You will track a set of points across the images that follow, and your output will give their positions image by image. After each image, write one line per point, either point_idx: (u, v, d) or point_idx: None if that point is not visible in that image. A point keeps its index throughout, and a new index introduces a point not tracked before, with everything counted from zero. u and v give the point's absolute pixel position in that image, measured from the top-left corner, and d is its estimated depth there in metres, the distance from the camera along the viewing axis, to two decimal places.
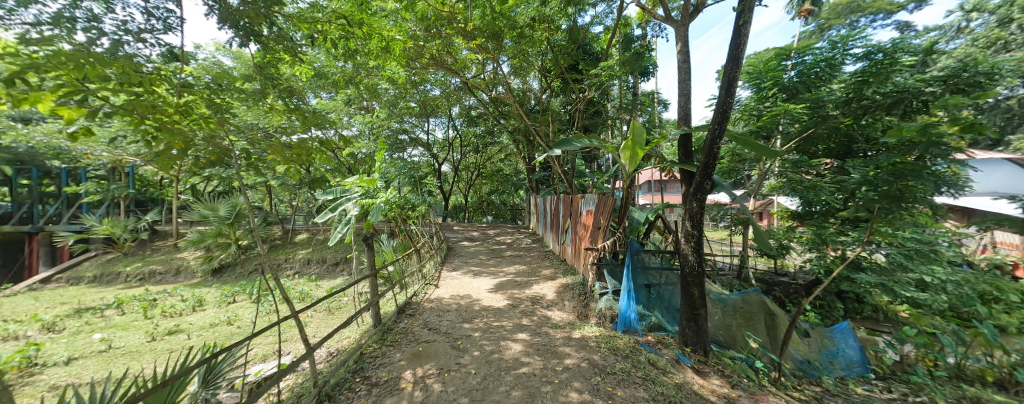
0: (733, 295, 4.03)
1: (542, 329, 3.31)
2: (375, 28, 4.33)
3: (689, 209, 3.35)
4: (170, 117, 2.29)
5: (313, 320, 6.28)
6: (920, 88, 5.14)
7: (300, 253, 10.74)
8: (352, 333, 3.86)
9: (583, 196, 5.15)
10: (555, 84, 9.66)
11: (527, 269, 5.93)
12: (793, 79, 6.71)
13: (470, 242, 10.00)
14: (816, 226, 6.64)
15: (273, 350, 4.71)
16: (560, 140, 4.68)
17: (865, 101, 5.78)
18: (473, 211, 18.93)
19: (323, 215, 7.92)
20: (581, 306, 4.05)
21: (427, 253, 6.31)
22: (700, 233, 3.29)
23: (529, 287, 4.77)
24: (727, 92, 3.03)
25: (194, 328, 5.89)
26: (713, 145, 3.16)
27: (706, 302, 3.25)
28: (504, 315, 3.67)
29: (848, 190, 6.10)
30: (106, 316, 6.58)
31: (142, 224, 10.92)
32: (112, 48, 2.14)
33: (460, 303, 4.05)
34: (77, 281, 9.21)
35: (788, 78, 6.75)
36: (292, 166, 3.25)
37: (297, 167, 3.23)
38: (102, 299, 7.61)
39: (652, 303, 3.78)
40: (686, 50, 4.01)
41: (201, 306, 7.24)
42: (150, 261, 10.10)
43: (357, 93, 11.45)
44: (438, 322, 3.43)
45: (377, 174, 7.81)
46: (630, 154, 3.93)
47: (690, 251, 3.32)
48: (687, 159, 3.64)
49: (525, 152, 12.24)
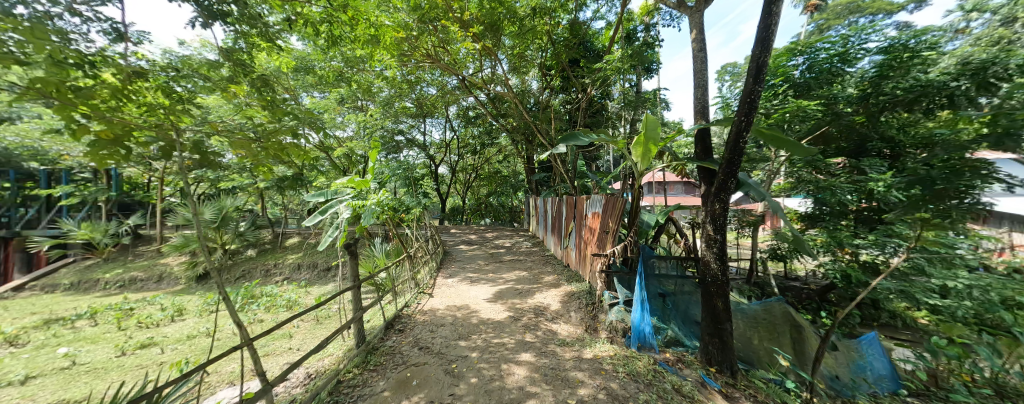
0: (754, 306, 3.76)
1: (548, 347, 2.95)
2: (364, 14, 4.00)
3: (712, 211, 3.01)
4: (109, 103, 1.95)
5: (298, 330, 5.87)
6: (945, 82, 4.88)
7: (290, 258, 10.32)
8: (335, 351, 3.46)
9: (587, 198, 4.80)
10: (555, 81, 9.35)
11: (528, 276, 5.55)
12: (804, 75, 6.39)
13: (467, 246, 9.61)
14: (830, 229, 6.30)
15: (251, 366, 4.30)
16: (565, 136, 4.37)
17: (883, 97, 5.50)
18: (470, 214, 18.56)
19: (313, 218, 7.54)
20: (590, 319, 3.69)
21: (421, 258, 5.93)
22: (724, 238, 2.95)
23: (531, 296, 4.40)
24: (756, 80, 2.68)
25: (169, 341, 5.47)
26: (739, 141, 2.81)
27: (731, 316, 2.90)
28: (505, 330, 3.31)
29: (865, 190, 5.76)
30: (76, 327, 6.14)
31: (124, 228, 10.45)
32: (33, 20, 1.79)
33: (456, 316, 3.68)
34: (52, 289, 8.72)
35: (799, 74, 6.42)
36: (264, 164, 2.86)
37: (270, 164, 2.85)
38: (75, 308, 7.15)
39: (667, 314, 3.44)
40: (701, 39, 3.68)
41: (180, 316, 6.81)
42: (131, 267, 9.64)
43: (351, 92, 11.11)
44: (430, 340, 3.05)
45: (370, 175, 7.47)
46: (642, 150, 3.57)
47: (713, 258, 2.98)
48: (705, 156, 3.30)
49: (523, 153, 11.91)
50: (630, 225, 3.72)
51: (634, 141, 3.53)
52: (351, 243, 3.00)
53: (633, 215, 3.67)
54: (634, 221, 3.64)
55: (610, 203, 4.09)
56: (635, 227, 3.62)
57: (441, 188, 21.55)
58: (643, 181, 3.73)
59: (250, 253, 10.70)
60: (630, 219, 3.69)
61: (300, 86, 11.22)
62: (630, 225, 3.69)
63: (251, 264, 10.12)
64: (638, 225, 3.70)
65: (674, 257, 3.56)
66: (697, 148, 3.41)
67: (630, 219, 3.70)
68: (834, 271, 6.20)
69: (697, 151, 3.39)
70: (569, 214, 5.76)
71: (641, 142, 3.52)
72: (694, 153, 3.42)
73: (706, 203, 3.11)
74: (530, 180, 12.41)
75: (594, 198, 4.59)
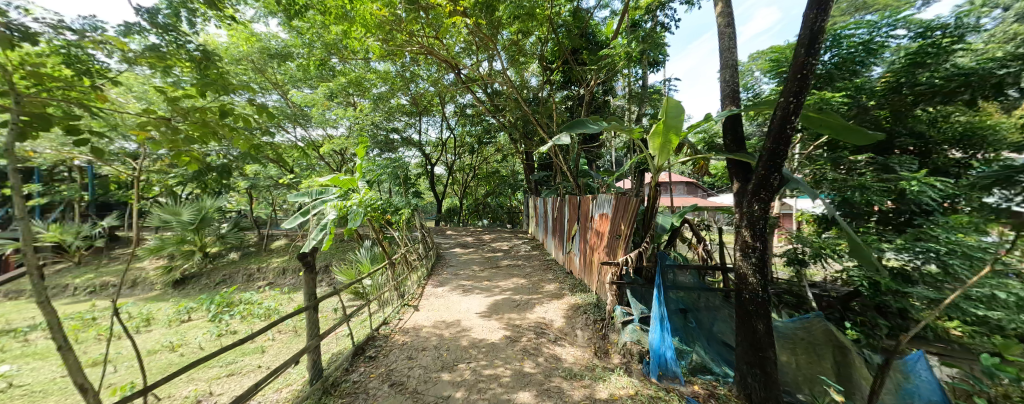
0: (789, 323, 3.31)
1: (551, 381, 2.43)
2: None
3: (749, 213, 2.47)
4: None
5: (273, 343, 5.35)
6: (991, 69, 4.38)
7: (274, 262, 9.77)
8: (297, 378, 2.91)
9: (593, 197, 4.30)
10: (556, 75, 8.85)
11: (526, 284, 5.00)
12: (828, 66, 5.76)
13: (462, 249, 9.08)
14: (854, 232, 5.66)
15: (207, 392, 3.76)
16: (572, 123, 3.83)
17: (918, 87, 4.83)
18: (468, 215, 17.98)
19: (295, 219, 7.00)
20: (600, 339, 3.16)
21: (410, 264, 5.39)
22: (765, 246, 2.42)
23: (530, 309, 3.86)
24: (810, 49, 2.13)
25: (125, 357, 4.94)
26: (785, 126, 2.26)
27: (774, 341, 2.36)
28: (498, 356, 2.78)
29: (898, 190, 5.04)
30: (28, 340, 5.58)
31: (98, 230, 9.85)
32: None
33: (442, 336, 3.14)
34: (16, 295, 8.14)
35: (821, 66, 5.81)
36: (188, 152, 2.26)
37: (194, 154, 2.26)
38: (32, 318, 6.58)
39: (692, 333, 2.93)
40: (729, 10, 3.12)
41: (146, 327, 6.25)
42: (105, 272, 9.07)
43: (341, 86, 10.61)
44: (406, 372, 2.53)
45: (358, 173, 6.96)
46: (660, 142, 3.03)
47: (751, 270, 2.44)
48: (738, 147, 2.77)
49: (521, 151, 11.37)
50: (646, 228, 3.18)
51: (651, 130, 2.99)
52: (305, 253, 2.48)
53: (648, 216, 3.14)
54: (651, 222, 3.10)
55: (621, 203, 3.57)
56: (651, 230, 3.09)
57: (439, 189, 21.01)
58: (661, 177, 3.18)
59: (233, 256, 10.11)
60: (646, 221, 3.16)
61: (289, 80, 10.75)
62: (646, 227, 3.16)
63: (232, 268, 9.52)
64: (654, 229, 3.18)
65: (699, 266, 3.05)
66: (725, 138, 2.87)
67: (646, 220, 3.15)
68: (861, 278, 5.55)
69: (727, 142, 2.86)
70: (572, 215, 5.26)
71: (659, 131, 2.96)
72: (723, 144, 2.89)
73: (740, 203, 2.59)
74: (530, 180, 11.87)
75: (601, 197, 4.08)
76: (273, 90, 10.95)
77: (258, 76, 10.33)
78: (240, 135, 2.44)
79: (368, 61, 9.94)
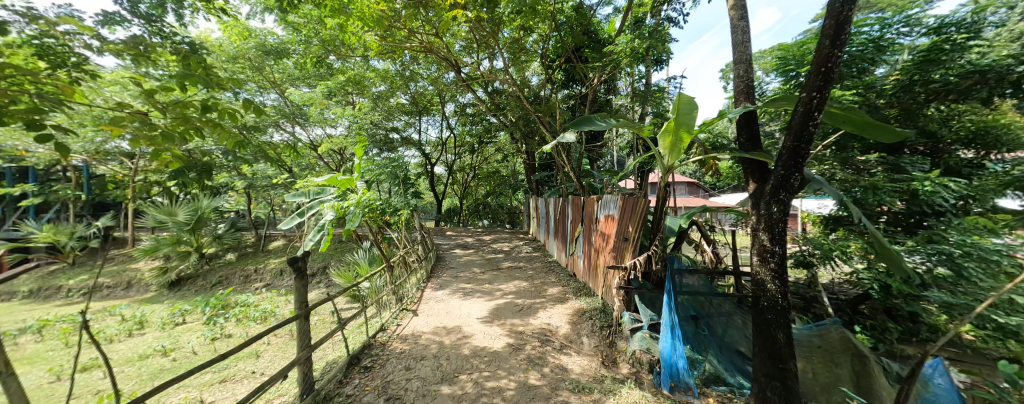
0: (804, 330, 3.18)
1: (558, 394, 2.30)
2: None
3: (767, 216, 2.32)
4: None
5: (269, 347, 5.21)
6: (1009, 66, 4.21)
7: (272, 263, 9.62)
8: (289, 389, 2.78)
9: (598, 198, 4.17)
10: (558, 74, 8.73)
11: (529, 287, 4.86)
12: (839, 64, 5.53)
13: (462, 250, 8.94)
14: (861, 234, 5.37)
15: (198, 400, 3.62)
16: (578, 120, 3.69)
17: (931, 85, 4.68)
18: (468, 215, 17.83)
19: (292, 220, 6.86)
20: (607, 347, 3.03)
21: (409, 267, 5.25)
22: (784, 250, 2.29)
23: (534, 314, 3.72)
24: (835, 41, 1.99)
25: (116, 362, 4.81)
26: (808, 123, 2.12)
27: (795, 351, 2.23)
28: (501, 366, 2.65)
29: (909, 190, 4.69)
30: (17, 344, 5.44)
31: (93, 230, 9.72)
32: None
33: (442, 344, 3.01)
34: (9, 297, 8.00)
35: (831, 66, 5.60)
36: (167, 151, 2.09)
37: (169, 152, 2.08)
38: (24, 321, 6.44)
39: (704, 341, 2.79)
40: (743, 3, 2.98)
41: (140, 330, 6.12)
42: (99, 273, 8.93)
43: (341, 85, 10.50)
44: (403, 384, 2.40)
45: (357, 173, 6.83)
46: (671, 141, 2.89)
47: (769, 276, 2.30)
48: (753, 146, 2.64)
49: (522, 151, 11.23)
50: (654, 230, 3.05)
51: (661, 129, 2.85)
52: (297, 259, 2.34)
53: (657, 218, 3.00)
54: (660, 224, 2.96)
55: (627, 205, 3.44)
56: (659, 232, 2.96)
57: (439, 189, 20.86)
58: (671, 178, 3.03)
59: (229, 258, 9.95)
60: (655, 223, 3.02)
61: (287, 79, 10.65)
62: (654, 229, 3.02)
63: (228, 269, 9.37)
64: (663, 231, 3.04)
65: (712, 271, 2.91)
66: (740, 136, 2.73)
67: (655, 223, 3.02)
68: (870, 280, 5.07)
69: (740, 141, 2.73)
70: (575, 216, 5.12)
71: (670, 130, 2.82)
72: (737, 143, 2.75)
73: (756, 205, 2.46)
74: (531, 180, 11.73)
75: (607, 198, 3.95)
76: (271, 89, 10.85)
77: (256, 75, 10.22)
78: (227, 131, 2.33)
79: (367, 59, 9.83)
